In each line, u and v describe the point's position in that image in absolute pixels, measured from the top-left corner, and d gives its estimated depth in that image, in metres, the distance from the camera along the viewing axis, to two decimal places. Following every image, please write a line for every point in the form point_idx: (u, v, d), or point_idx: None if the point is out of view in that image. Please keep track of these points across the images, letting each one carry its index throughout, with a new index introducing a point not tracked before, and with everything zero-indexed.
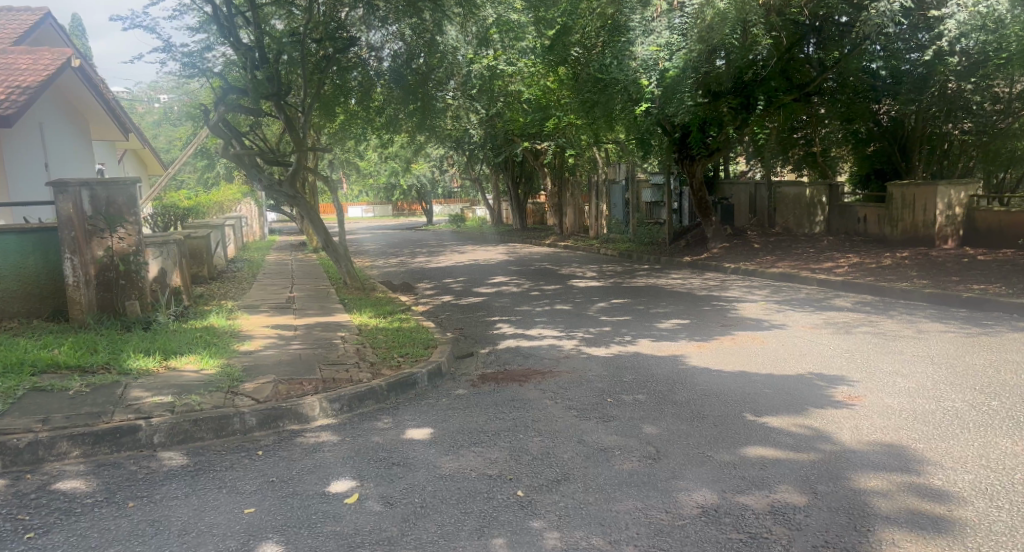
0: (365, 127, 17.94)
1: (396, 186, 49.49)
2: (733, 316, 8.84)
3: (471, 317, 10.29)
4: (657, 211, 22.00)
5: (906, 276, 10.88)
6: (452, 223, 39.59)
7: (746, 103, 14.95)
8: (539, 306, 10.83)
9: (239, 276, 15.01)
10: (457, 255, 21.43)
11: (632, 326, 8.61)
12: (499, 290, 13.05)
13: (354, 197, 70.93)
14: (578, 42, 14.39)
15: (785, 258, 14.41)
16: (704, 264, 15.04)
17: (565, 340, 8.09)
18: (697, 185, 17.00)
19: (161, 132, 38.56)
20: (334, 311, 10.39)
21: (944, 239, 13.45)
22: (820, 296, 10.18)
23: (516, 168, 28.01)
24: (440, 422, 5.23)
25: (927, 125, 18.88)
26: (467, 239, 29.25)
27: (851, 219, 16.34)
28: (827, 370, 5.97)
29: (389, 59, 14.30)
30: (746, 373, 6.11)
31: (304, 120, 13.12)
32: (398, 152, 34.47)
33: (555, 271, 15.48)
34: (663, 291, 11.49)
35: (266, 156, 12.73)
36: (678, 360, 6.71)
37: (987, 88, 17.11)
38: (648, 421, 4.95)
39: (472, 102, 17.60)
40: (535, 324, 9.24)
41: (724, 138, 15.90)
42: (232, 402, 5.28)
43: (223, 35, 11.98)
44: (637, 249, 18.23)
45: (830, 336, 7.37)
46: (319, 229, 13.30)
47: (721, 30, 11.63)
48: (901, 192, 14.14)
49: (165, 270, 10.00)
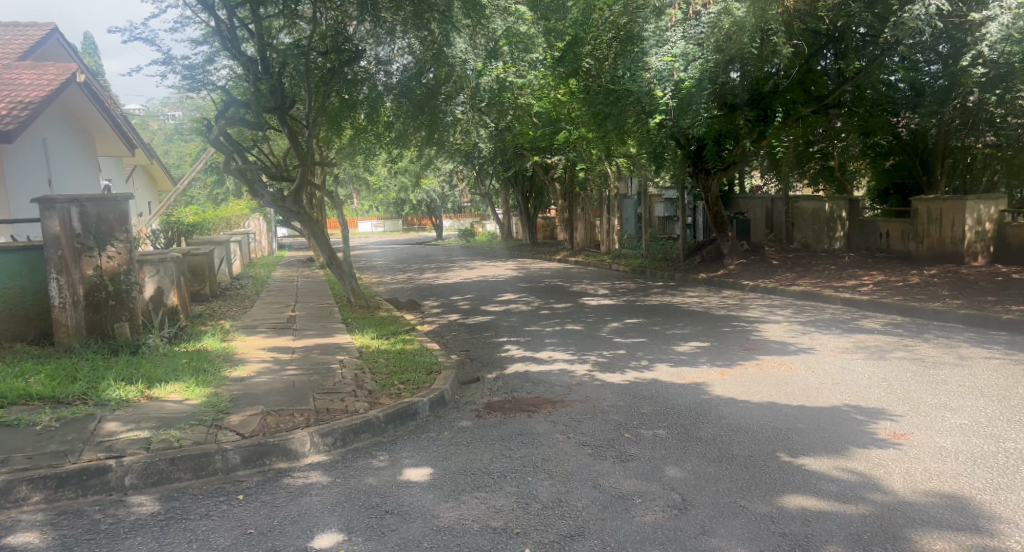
0: (373, 142, 17.64)
1: (406, 201, 49.33)
2: (756, 339, 8.34)
3: (478, 338, 9.83)
4: (669, 226, 21.53)
5: (937, 295, 10.35)
6: (462, 238, 39.33)
7: (763, 115, 14.52)
8: (550, 325, 10.35)
9: (241, 294, 14.64)
10: (466, 271, 21.01)
11: (648, 349, 8.13)
12: (507, 308, 12.59)
13: (365, 212, 70.98)
14: (590, 53, 13.89)
15: (806, 275, 13.89)
16: (721, 281, 14.54)
17: (577, 364, 7.62)
18: (712, 201, 16.48)
19: (170, 147, 38.52)
20: (336, 332, 9.96)
21: (973, 256, 12.91)
22: (846, 316, 9.67)
23: (526, 183, 27.64)
24: (440, 461, 4.78)
25: (948, 139, 18.45)
26: (477, 254, 28.85)
27: (873, 235, 15.77)
28: (865, 401, 5.47)
29: (398, 73, 14.00)
30: (775, 403, 5.61)
31: (309, 134, 12.77)
32: (408, 167, 34.23)
33: (566, 288, 15.01)
34: (680, 310, 11.01)
35: (269, 171, 12.38)
36: (699, 388, 6.22)
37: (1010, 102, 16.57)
38: (671, 463, 4.48)
39: (481, 116, 17.22)
40: (546, 346, 8.78)
41: (741, 151, 15.43)
42: (214, 438, 4.83)
43: (225, 47, 11.63)
44: (651, 265, 17.76)
45: (863, 361, 6.87)
46: (322, 245, 12.92)
47: (740, 40, 11.21)
48: (927, 207, 13.57)
49: (161, 289, 9.61)
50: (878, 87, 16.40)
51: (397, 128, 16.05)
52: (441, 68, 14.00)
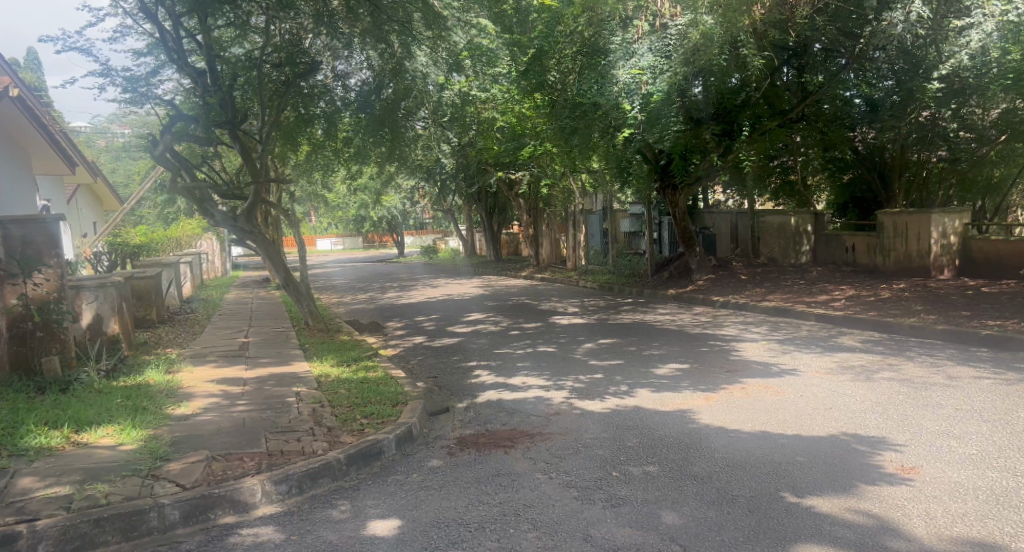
0: (332, 158, 17.08)
1: (366, 218, 48.51)
2: (737, 359, 8.01)
3: (446, 362, 9.31)
4: (635, 241, 21.33)
5: (911, 310, 10.20)
6: (424, 255, 38.71)
7: (729, 129, 14.43)
8: (520, 347, 9.91)
9: (192, 319, 13.87)
10: (429, 290, 20.49)
11: (626, 372, 7.73)
12: (475, 329, 12.08)
13: (324, 229, 69.89)
14: (556, 65, 13.58)
15: (776, 290, 13.73)
16: (691, 297, 14.31)
17: (553, 391, 7.16)
18: (680, 216, 16.25)
19: (119, 165, 37.21)
20: (293, 360, 9.33)
21: (940, 269, 12.88)
22: (825, 334, 9.42)
23: (490, 198, 27.27)
24: (409, 511, 4.27)
25: (905, 153, 18.67)
26: (441, 271, 28.34)
27: (839, 248, 15.81)
28: (864, 429, 5.13)
29: (357, 87, 13.71)
30: (769, 433, 5.22)
31: (263, 150, 12.14)
32: (368, 183, 33.63)
33: (534, 306, 14.61)
34: (654, 329, 10.65)
35: (220, 189, 11.71)
36: (686, 417, 5.81)
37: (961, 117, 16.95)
38: (667, 507, 4.04)
39: (444, 131, 16.76)
40: (518, 370, 8.30)
41: (708, 166, 15.25)
42: (148, 491, 4.24)
43: (171, 58, 10.96)
44: (618, 282, 17.49)
45: (852, 383, 6.57)
46: (277, 266, 12.27)
47: (708, 53, 11.04)
48: (893, 221, 13.52)
49: (100, 317, 8.89)
50: (836, 103, 16.58)
51: (357, 143, 15.50)
52: (400, 81, 13.57)
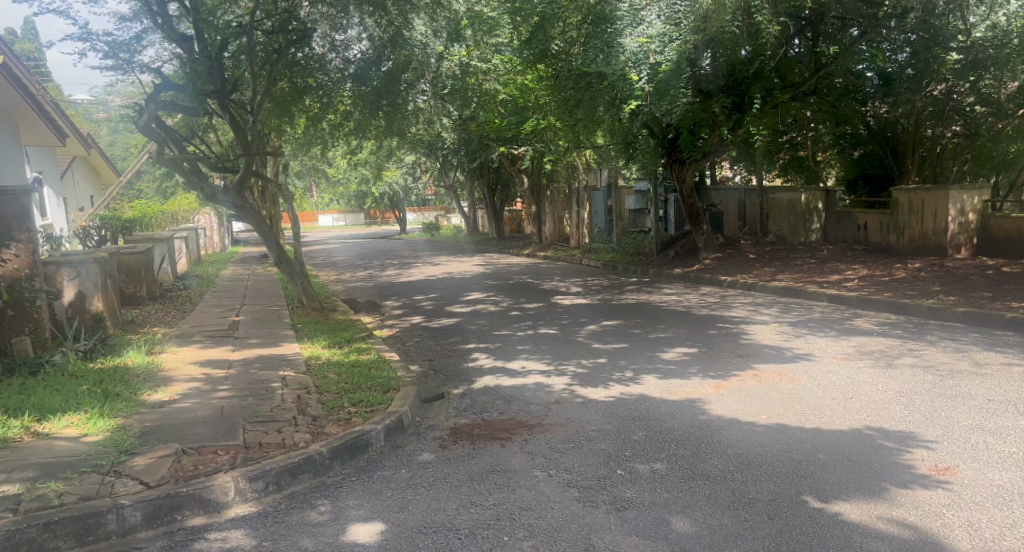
0: (330, 132, 16.63)
1: (367, 194, 47.95)
2: (747, 343, 7.61)
3: (443, 344, 8.94)
4: (640, 219, 20.88)
5: (928, 290, 9.77)
6: (426, 231, 38.22)
7: (739, 102, 13.95)
8: (521, 329, 9.52)
9: (185, 296, 13.52)
10: (430, 267, 20.11)
11: (631, 357, 7.34)
12: (475, 308, 11.68)
13: (326, 206, 69.59)
14: (560, 34, 13.03)
15: (785, 269, 13.29)
16: (697, 277, 13.89)
17: (554, 377, 6.77)
18: (687, 192, 15.75)
19: (117, 137, 36.75)
20: (283, 340, 8.96)
21: (957, 248, 12.41)
22: (839, 315, 9.00)
23: (492, 174, 26.76)
24: (394, 513, 3.91)
25: (919, 128, 18.11)
26: (443, 248, 27.92)
27: (850, 227, 15.35)
28: (889, 421, 4.73)
29: (357, 60, 13.17)
30: (786, 426, 4.82)
31: (254, 122, 11.65)
32: (369, 158, 33.15)
33: (535, 285, 14.21)
34: (659, 310, 10.24)
35: (209, 161, 11.28)
36: (696, 407, 5.42)
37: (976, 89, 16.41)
38: (677, 512, 3.66)
39: (445, 103, 16.27)
40: (518, 354, 7.92)
41: (718, 140, 14.75)
42: (107, 491, 3.88)
43: (157, 25, 10.45)
44: (623, 260, 17.08)
45: (872, 369, 6.16)
46: (269, 243, 11.83)
47: (718, 21, 10.53)
48: (908, 198, 13.03)
49: (83, 293, 8.46)
50: (847, 77, 16.10)
51: (355, 117, 15.00)
52: (398, 51, 13.09)
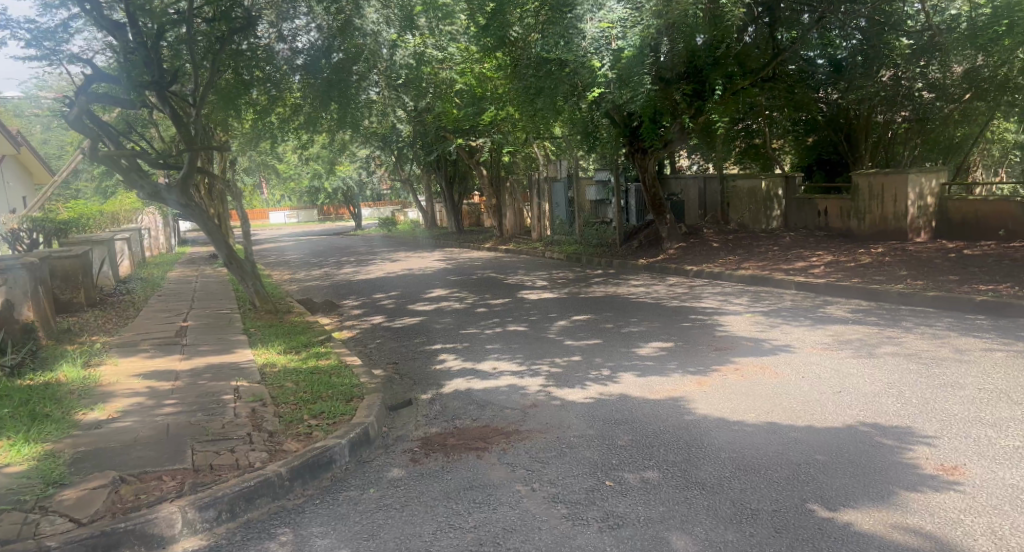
0: (280, 125, 16.01)
1: (321, 189, 46.85)
2: (723, 335, 7.39)
3: (407, 346, 8.52)
4: (601, 209, 20.68)
5: (894, 274, 9.72)
6: (382, 227, 37.47)
7: (699, 90, 13.79)
8: (488, 326, 9.17)
9: (129, 302, 12.81)
10: (389, 264, 19.60)
11: (605, 353, 7.05)
12: (438, 306, 11.27)
13: (278, 202, 68.21)
14: (518, 20, 12.64)
15: (749, 257, 13.20)
16: (662, 267, 13.73)
17: (527, 379, 6.43)
18: (649, 181, 15.58)
19: (52, 134, 35.08)
20: (235, 346, 8.42)
21: (916, 232, 12.46)
22: (810, 304, 8.85)
23: (449, 167, 26.31)
24: (364, 541, 3.51)
25: (871, 114, 18.30)
26: (401, 244, 27.37)
27: (811, 213, 15.35)
28: (884, 415, 4.51)
29: (304, 51, 12.66)
30: (777, 425, 4.56)
31: (197, 115, 11.00)
32: (321, 153, 32.33)
33: (499, 280, 13.86)
34: (629, 302, 10.00)
35: (149, 157, 10.62)
36: (680, 407, 5.13)
37: (925, 75, 16.65)
38: (675, 528, 3.36)
39: (399, 94, 15.79)
40: (487, 354, 7.55)
41: (680, 128, 14.59)
42: (31, 532, 3.40)
43: (86, 12, 9.76)
44: (586, 252, 16.85)
45: (855, 358, 5.96)
46: (217, 242, 11.20)
47: (680, 6, 10.30)
48: (868, 182, 13.00)
49: (11, 302, 7.81)
50: (798, 65, 16.18)
51: (306, 110, 14.38)
52: (348, 39, 12.63)
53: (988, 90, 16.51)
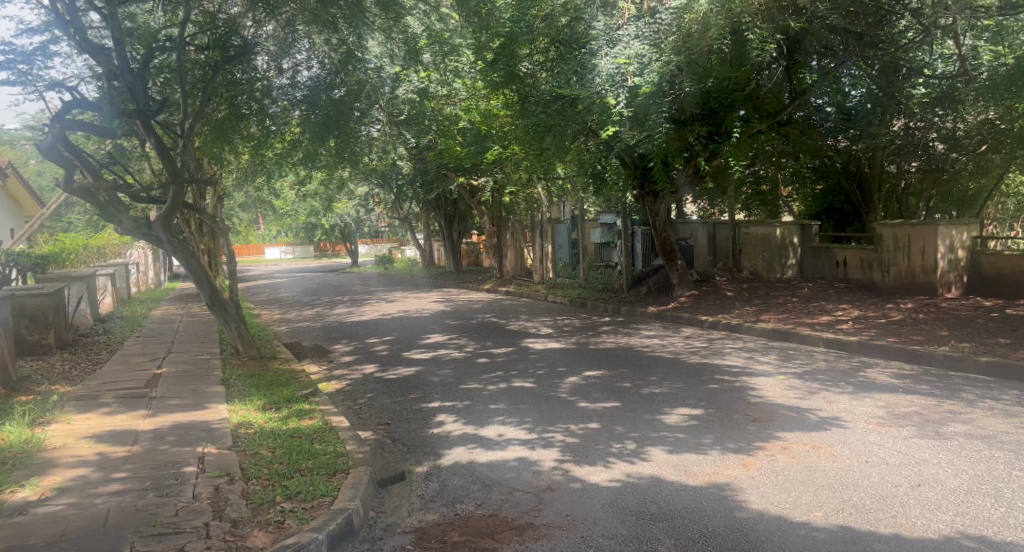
0: (279, 159, 15.49)
1: (317, 224, 46.25)
2: (759, 402, 6.55)
3: (402, 402, 7.66)
4: (606, 252, 20.02)
5: (935, 333, 8.95)
6: (379, 265, 36.77)
7: (716, 130, 13.33)
8: (491, 380, 8.33)
9: (102, 343, 11.95)
10: (385, 304, 18.80)
11: (627, 419, 6.21)
12: (436, 355, 10.43)
13: (274, 237, 67.85)
14: (527, 55, 12.18)
15: (768, 309, 12.43)
16: (674, 317, 12.95)
17: (539, 450, 5.57)
18: (660, 225, 14.86)
19: (45, 166, 34.46)
20: (209, 400, 7.55)
21: (947, 286, 11.75)
22: (847, 366, 8.05)
23: (450, 206, 25.69)
24: None
25: (884, 162, 17.77)
26: (398, 283, 26.61)
27: (828, 263, 14.72)
28: (989, 526, 3.67)
29: (307, 85, 12.07)
30: (856, 532, 3.73)
31: (183, 146, 10.31)
32: (319, 190, 31.79)
33: (501, 325, 13.05)
34: (644, 356, 9.18)
35: (130, 190, 9.92)
36: (728, 499, 4.29)
37: (943, 126, 16.13)
38: None
39: (400, 131, 15.26)
40: (492, 416, 6.68)
41: (693, 171, 14.03)
42: None
43: (69, 35, 9.15)
44: (592, 297, 16.08)
45: (922, 438, 5.14)
46: (201, 283, 10.39)
47: (704, 40, 9.94)
48: (892, 232, 12.31)
49: None
50: (805, 112, 15.48)
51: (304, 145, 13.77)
52: (350, 74, 12.19)
53: (1006, 141, 15.94)
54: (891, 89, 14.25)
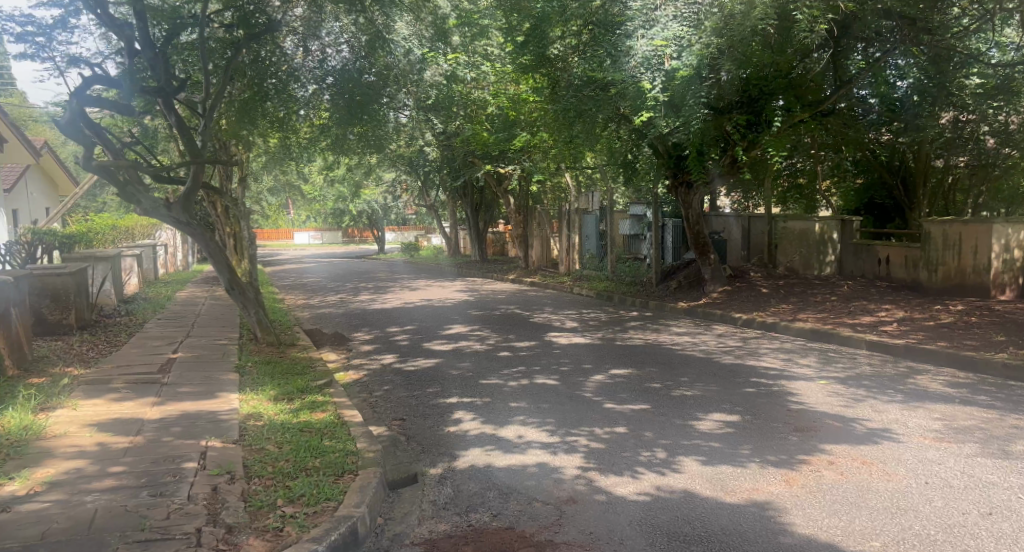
0: (305, 141, 15.28)
1: (345, 211, 46.26)
2: (799, 410, 6.09)
3: (418, 396, 7.33)
4: (635, 245, 19.52)
5: (990, 339, 8.36)
6: (406, 253, 36.60)
7: (755, 119, 12.64)
8: (513, 375, 7.96)
9: (122, 325, 11.81)
10: (408, 292, 18.53)
11: (656, 425, 5.80)
12: (457, 346, 10.08)
13: (303, 222, 68.31)
14: (559, 38, 11.82)
15: (805, 307, 11.87)
16: (705, 313, 12.45)
17: (562, 456, 5.19)
18: (694, 218, 14.33)
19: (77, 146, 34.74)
20: (221, 389, 7.29)
21: (1000, 288, 11.15)
22: (893, 371, 7.53)
23: (477, 194, 25.32)
24: None
25: (931, 156, 16.99)
26: (424, 271, 26.34)
27: (870, 260, 14.06)
28: None
29: (335, 68, 11.84)
30: None
31: (204, 125, 10.08)
32: (346, 176, 31.66)
33: (525, 318, 12.67)
34: (675, 355, 8.74)
35: (149, 168, 9.67)
36: (771, 520, 3.87)
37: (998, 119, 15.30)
38: None
39: (428, 116, 14.97)
40: (512, 416, 6.31)
41: (729, 161, 13.48)
42: None
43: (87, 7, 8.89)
44: (619, 290, 15.62)
45: (986, 457, 4.66)
46: (220, 267, 10.13)
47: (747, 22, 9.31)
48: (942, 230, 11.69)
49: None
50: (850, 103, 14.63)
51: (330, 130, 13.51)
52: (378, 57, 11.87)
53: None
54: (943, 78, 13.42)
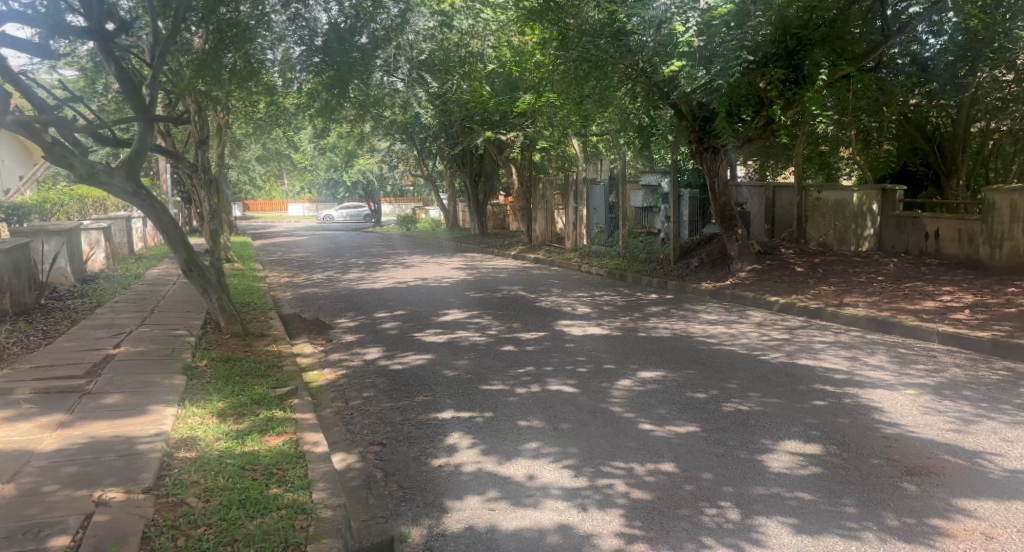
0: (294, 103, 13.76)
1: (340, 183, 44.55)
2: (899, 437, 4.63)
3: (403, 408, 5.87)
4: (647, 218, 17.98)
5: None
6: (402, 225, 34.98)
7: (793, 76, 11.05)
8: (521, 379, 6.50)
9: (67, 309, 10.30)
10: (400, 269, 17.03)
11: (715, 460, 4.34)
12: (452, 337, 8.61)
13: (297, 194, 66.63)
14: None
15: (850, 289, 10.40)
16: (735, 296, 10.98)
17: (595, 514, 3.74)
18: (719, 187, 12.74)
19: None
20: (155, 398, 5.82)
21: None
22: (992, 375, 6.08)
23: (476, 161, 23.70)
24: None
25: (975, 119, 15.36)
26: (420, 245, 24.73)
27: (915, 235, 12.51)
28: None
29: (326, 22, 10.17)
30: None
31: (152, 77, 8.52)
32: (339, 144, 29.92)
33: (530, 301, 11.17)
34: (713, 351, 7.28)
35: (85, 127, 8.09)
36: None
37: None
38: None
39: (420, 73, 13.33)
40: (523, 442, 4.86)
41: (763, 123, 11.89)
42: None
43: None
44: (633, 268, 14.14)
45: None
46: (175, 244, 8.60)
47: None
48: (1009, 200, 10.22)
49: None
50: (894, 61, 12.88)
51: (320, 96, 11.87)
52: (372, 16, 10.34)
53: None
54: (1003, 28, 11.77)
